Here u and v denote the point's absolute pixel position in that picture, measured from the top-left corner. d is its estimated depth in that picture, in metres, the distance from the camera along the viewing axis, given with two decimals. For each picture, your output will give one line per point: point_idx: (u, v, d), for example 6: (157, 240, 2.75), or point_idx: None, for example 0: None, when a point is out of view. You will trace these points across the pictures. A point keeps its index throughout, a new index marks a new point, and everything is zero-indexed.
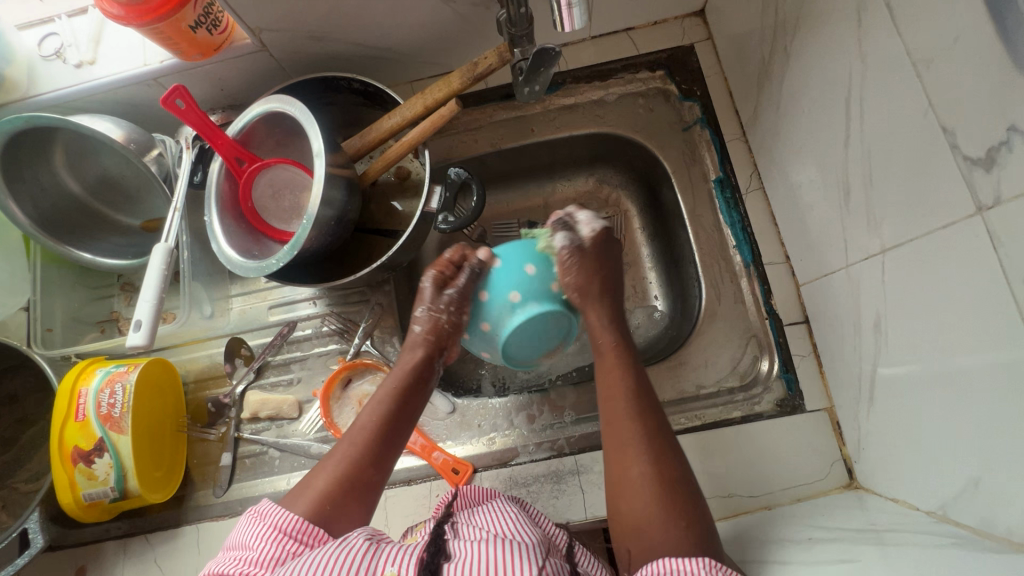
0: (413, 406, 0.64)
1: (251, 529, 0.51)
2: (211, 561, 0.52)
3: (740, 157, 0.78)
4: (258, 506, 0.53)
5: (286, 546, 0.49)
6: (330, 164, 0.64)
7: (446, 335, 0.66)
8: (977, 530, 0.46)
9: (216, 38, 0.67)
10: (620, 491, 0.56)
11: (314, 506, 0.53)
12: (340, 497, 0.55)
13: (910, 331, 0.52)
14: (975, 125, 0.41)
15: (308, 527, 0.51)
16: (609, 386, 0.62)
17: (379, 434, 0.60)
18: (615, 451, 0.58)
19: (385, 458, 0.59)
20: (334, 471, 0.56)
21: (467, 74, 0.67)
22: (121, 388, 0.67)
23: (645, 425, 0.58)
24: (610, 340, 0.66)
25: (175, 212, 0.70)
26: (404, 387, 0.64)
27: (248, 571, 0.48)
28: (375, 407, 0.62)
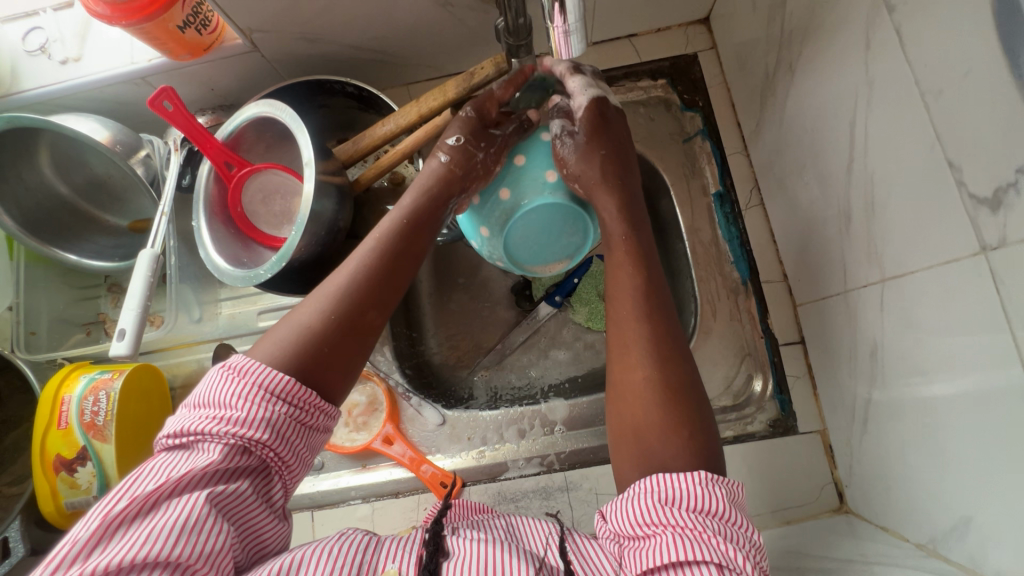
0: (414, 251, 0.60)
1: (227, 386, 0.47)
2: (173, 418, 0.47)
3: (740, 171, 0.76)
4: (231, 361, 0.49)
5: (278, 407, 0.47)
6: (320, 173, 0.63)
7: (467, 164, 0.62)
8: (966, 567, 0.46)
9: (206, 38, 0.65)
10: (621, 376, 0.55)
11: (302, 351, 0.50)
12: (335, 336, 0.52)
13: (908, 362, 0.51)
14: (982, 164, 0.40)
15: (298, 390, 0.48)
16: (619, 287, 0.59)
17: (377, 275, 0.56)
18: (618, 339, 0.57)
19: (384, 299, 0.56)
20: (328, 307, 0.53)
21: (464, 83, 0.65)
22: (105, 396, 0.66)
23: (658, 328, 0.56)
24: (620, 233, 0.61)
25: (162, 216, 0.68)
26: (404, 233, 0.60)
27: (240, 433, 0.45)
28: (371, 249, 0.58)
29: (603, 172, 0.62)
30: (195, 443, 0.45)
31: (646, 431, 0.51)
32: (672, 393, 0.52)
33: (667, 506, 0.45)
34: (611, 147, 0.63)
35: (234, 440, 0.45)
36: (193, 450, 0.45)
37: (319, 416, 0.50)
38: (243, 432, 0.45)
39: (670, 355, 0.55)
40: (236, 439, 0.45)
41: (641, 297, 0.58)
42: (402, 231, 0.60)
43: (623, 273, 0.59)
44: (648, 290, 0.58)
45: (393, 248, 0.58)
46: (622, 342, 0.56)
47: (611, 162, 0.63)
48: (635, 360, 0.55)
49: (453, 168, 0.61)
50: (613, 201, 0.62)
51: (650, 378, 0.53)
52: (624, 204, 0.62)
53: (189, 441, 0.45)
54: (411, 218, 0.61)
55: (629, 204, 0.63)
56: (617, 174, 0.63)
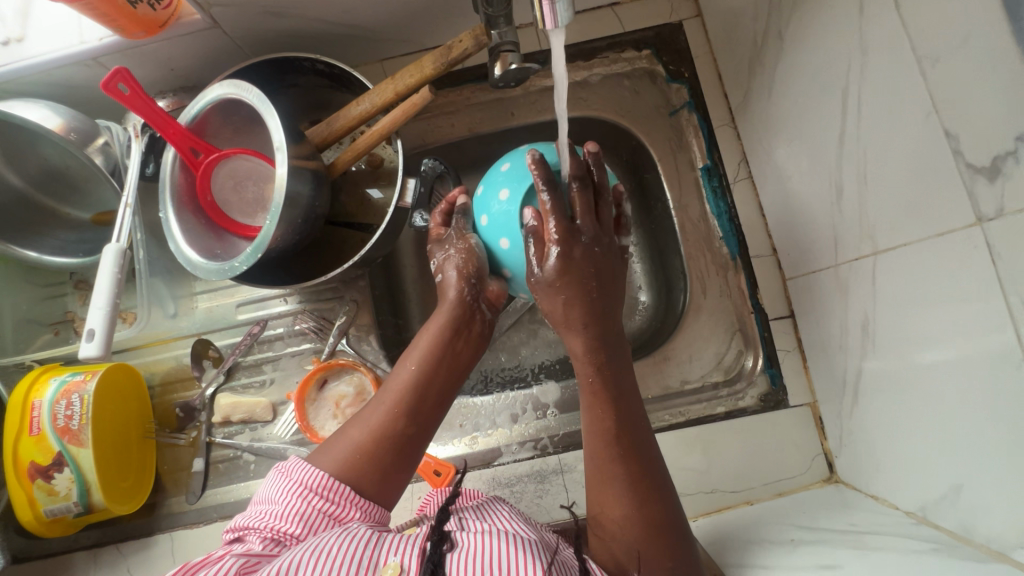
0: (455, 359, 0.61)
1: (277, 484, 0.51)
2: (237, 514, 0.52)
3: (728, 143, 0.75)
4: (284, 463, 0.53)
5: (312, 505, 0.49)
6: (293, 158, 0.60)
7: (474, 266, 0.63)
8: (956, 534, 0.47)
9: (160, 14, 0.60)
10: (597, 501, 0.53)
11: (344, 462, 0.52)
12: (377, 449, 0.54)
13: (900, 333, 0.51)
14: (980, 132, 0.39)
15: (335, 485, 0.50)
16: (590, 427, 0.55)
17: (420, 387, 0.58)
18: (593, 476, 0.54)
19: (424, 414, 0.57)
20: (373, 423, 0.55)
21: (440, 58, 0.62)
22: (79, 399, 0.64)
23: (632, 470, 0.52)
24: (588, 376, 0.57)
25: (126, 207, 0.64)
26: (444, 346, 0.61)
27: (276, 525, 0.48)
28: (414, 360, 0.60)
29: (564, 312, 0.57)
30: (244, 536, 0.49)
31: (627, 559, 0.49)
32: (653, 527, 0.50)
33: None
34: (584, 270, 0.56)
35: (271, 532, 0.48)
36: (241, 543, 0.49)
37: (353, 511, 0.50)
38: (279, 524, 0.48)
39: (649, 491, 0.51)
40: (274, 531, 0.48)
41: (613, 440, 0.53)
42: (442, 340, 0.61)
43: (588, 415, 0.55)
44: (626, 430, 0.54)
45: (434, 359, 0.60)
46: (594, 480, 0.53)
47: (579, 294, 0.56)
48: (610, 500, 0.52)
49: (466, 274, 0.63)
50: (579, 338, 0.57)
51: (630, 518, 0.50)
52: (593, 344, 0.57)
53: (239, 534, 0.49)
54: (449, 325, 0.62)
55: (598, 336, 0.57)
56: (587, 313, 0.56)
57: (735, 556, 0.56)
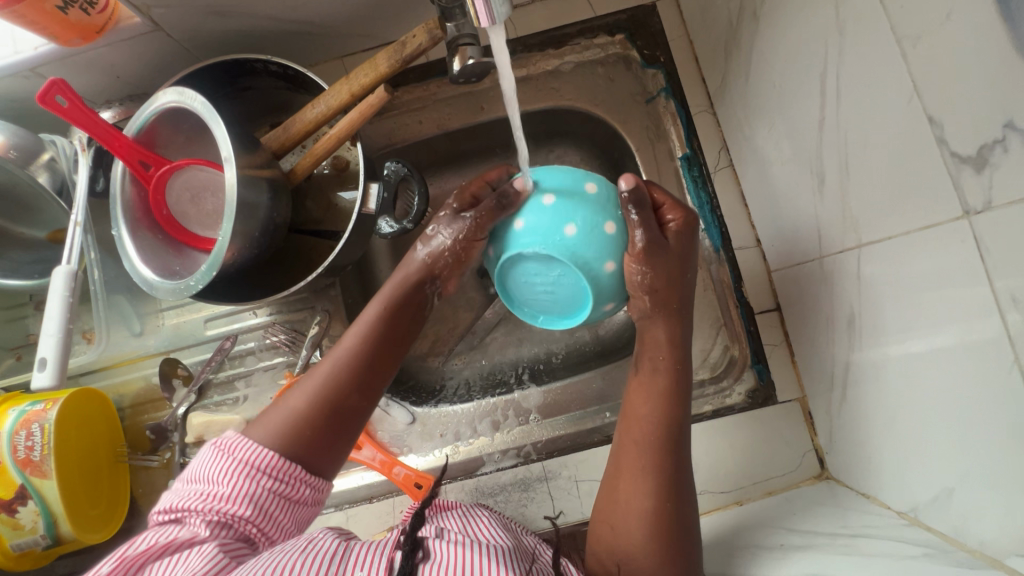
0: (404, 333, 0.58)
1: (216, 463, 0.48)
2: (167, 494, 0.48)
3: (708, 131, 0.71)
4: (224, 438, 0.50)
5: (260, 485, 0.47)
6: (244, 168, 0.56)
7: (438, 264, 0.59)
8: (949, 537, 0.45)
9: (95, 18, 0.56)
10: (621, 484, 0.52)
11: (287, 436, 0.49)
12: (320, 423, 0.51)
13: (887, 328, 0.49)
14: (965, 118, 0.37)
15: (282, 465, 0.48)
16: (641, 407, 0.55)
17: (363, 363, 0.54)
18: (626, 460, 0.53)
19: (372, 386, 0.54)
20: (314, 394, 0.52)
21: (395, 55, 0.58)
22: (39, 429, 0.61)
23: (668, 465, 0.51)
24: (661, 355, 0.56)
25: (76, 226, 0.61)
26: (388, 319, 0.57)
27: (222, 508, 0.45)
28: (358, 333, 0.55)
29: (653, 301, 0.55)
30: (183, 519, 0.46)
31: (633, 551, 0.49)
32: (672, 529, 0.49)
33: None
34: (667, 272, 0.55)
35: (216, 515, 0.45)
36: (181, 525, 0.45)
37: (304, 490, 0.49)
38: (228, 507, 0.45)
39: (681, 490, 0.51)
40: (219, 514, 0.45)
41: (664, 434, 0.52)
42: (388, 313, 0.57)
43: (651, 398, 0.54)
44: (679, 427, 0.53)
45: (381, 334, 0.56)
46: (630, 466, 0.52)
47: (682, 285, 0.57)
48: (636, 489, 0.51)
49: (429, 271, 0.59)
50: (662, 334, 0.56)
51: (653, 515, 0.49)
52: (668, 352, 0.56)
53: (178, 517, 0.46)
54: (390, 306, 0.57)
55: (679, 338, 0.57)
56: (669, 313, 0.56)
57: (722, 564, 0.54)
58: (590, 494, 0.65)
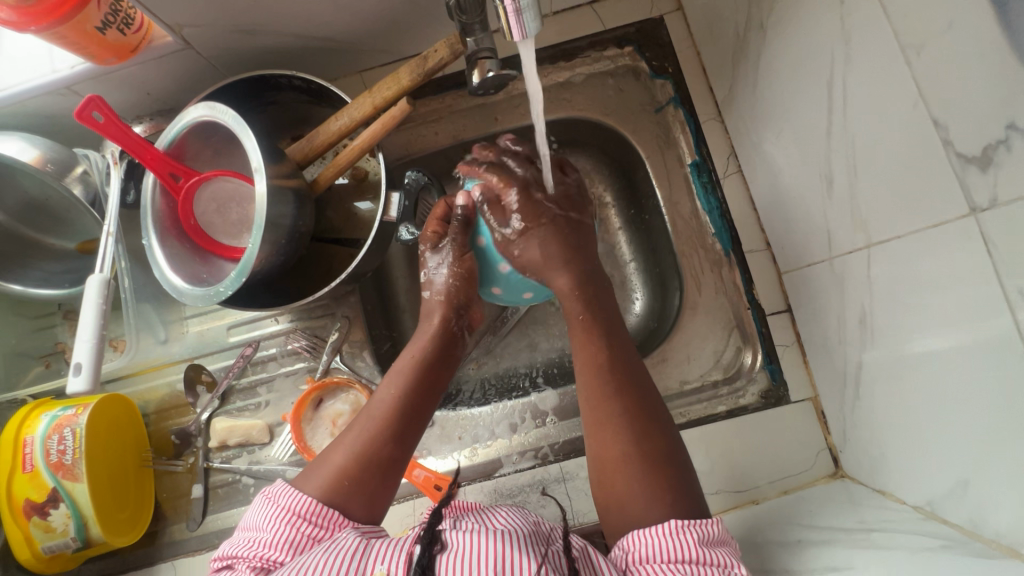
0: (434, 385, 0.60)
1: (263, 511, 0.50)
2: (224, 543, 0.51)
3: (716, 138, 0.73)
4: (271, 488, 0.52)
5: (301, 530, 0.48)
6: (272, 178, 0.59)
7: (461, 296, 0.63)
8: (965, 529, 0.45)
9: (130, 38, 0.59)
10: (596, 450, 0.54)
11: (331, 484, 0.52)
12: (360, 470, 0.53)
13: (897, 326, 0.50)
14: (969, 120, 0.38)
15: (321, 509, 0.49)
16: (585, 363, 0.57)
17: (401, 412, 0.56)
18: (592, 429, 0.55)
19: (410, 436, 0.56)
20: (355, 444, 0.54)
21: (417, 69, 0.61)
22: (71, 433, 0.63)
23: (626, 405, 0.54)
24: (573, 303, 0.60)
25: (109, 236, 0.63)
26: (424, 364, 0.60)
27: (264, 554, 0.47)
28: (397, 383, 0.58)
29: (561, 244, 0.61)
30: (234, 564, 0.48)
31: (635, 507, 0.50)
32: (655, 460, 0.51)
33: (648, 563, 0.46)
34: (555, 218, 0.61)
35: (260, 561, 0.47)
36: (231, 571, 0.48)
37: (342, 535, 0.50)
38: (268, 553, 0.47)
39: (645, 413, 0.54)
40: (261, 560, 0.47)
41: (614, 377, 0.56)
42: (421, 361, 0.60)
43: (585, 346, 0.58)
44: (622, 365, 0.57)
45: (420, 375, 0.59)
46: (594, 430, 0.54)
47: (557, 232, 0.61)
48: (612, 440, 0.53)
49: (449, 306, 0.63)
50: (567, 282, 0.60)
51: (626, 460, 0.52)
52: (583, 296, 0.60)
53: (229, 563, 0.49)
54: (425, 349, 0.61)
55: (582, 277, 0.60)
56: (563, 250, 0.60)
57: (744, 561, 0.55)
58: None
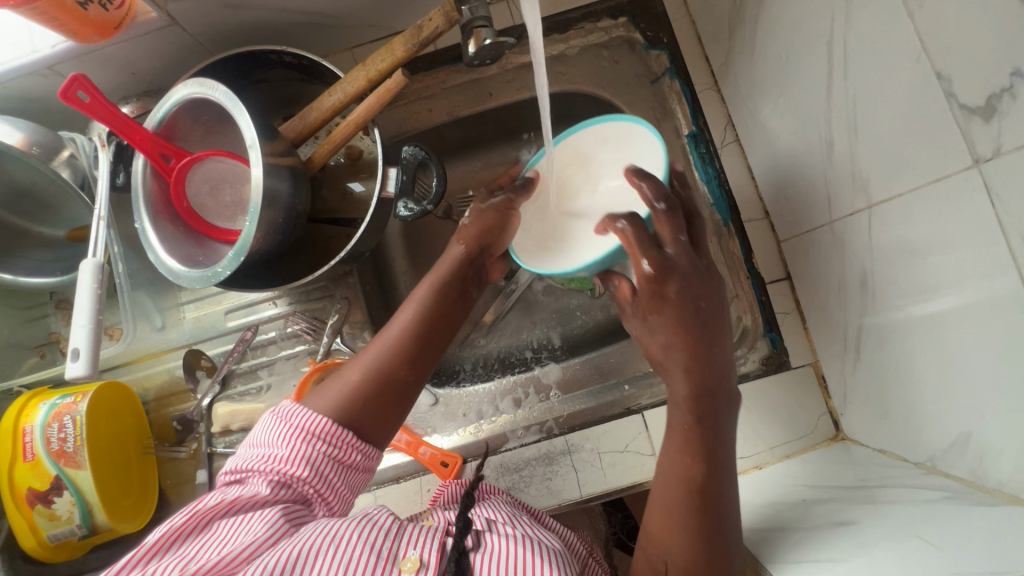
0: (444, 333, 0.58)
1: (276, 428, 0.51)
2: (232, 457, 0.52)
3: (712, 108, 0.73)
4: (281, 407, 0.53)
5: (316, 449, 0.49)
6: (268, 155, 0.57)
7: (486, 244, 0.63)
8: (967, 481, 0.47)
9: (114, 14, 0.57)
10: (657, 525, 0.51)
11: (341, 404, 0.51)
12: (370, 397, 0.52)
13: (899, 285, 0.51)
14: (973, 71, 0.39)
15: (337, 431, 0.50)
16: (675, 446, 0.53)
17: (414, 343, 0.55)
18: (660, 508, 0.51)
19: (424, 362, 0.56)
20: (367, 364, 0.54)
21: (412, 39, 0.60)
22: (71, 421, 0.62)
23: (703, 508, 0.50)
24: (683, 410, 0.54)
25: (99, 220, 0.62)
26: (438, 310, 0.58)
27: (280, 469, 0.48)
28: (411, 311, 0.58)
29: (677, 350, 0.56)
30: (246, 480, 0.49)
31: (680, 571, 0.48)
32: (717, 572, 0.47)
33: None
34: (681, 300, 0.57)
35: (275, 476, 0.48)
36: (244, 486, 0.49)
37: (355, 455, 0.51)
38: (285, 468, 0.48)
39: (717, 512, 0.50)
40: (278, 474, 0.48)
41: (699, 482, 0.51)
42: (433, 310, 0.58)
43: (677, 435, 0.54)
44: (715, 465, 0.51)
45: (430, 314, 0.57)
46: (668, 507, 0.51)
47: (683, 326, 0.57)
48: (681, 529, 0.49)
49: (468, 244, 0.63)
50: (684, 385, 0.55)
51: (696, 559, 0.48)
52: (698, 388, 0.54)
53: (241, 479, 0.49)
54: (437, 298, 0.59)
55: (704, 377, 0.55)
56: (685, 341, 0.56)
57: (751, 523, 0.56)
58: (613, 464, 0.66)
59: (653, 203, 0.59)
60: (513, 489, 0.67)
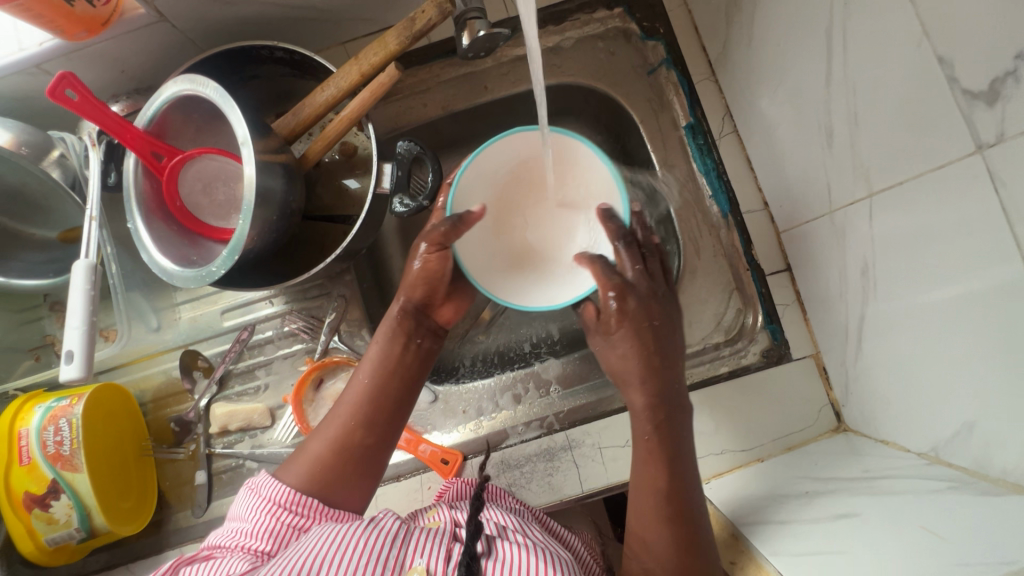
0: (404, 386, 0.60)
1: (247, 502, 0.52)
2: (211, 535, 0.53)
3: (710, 98, 0.72)
4: (255, 480, 0.54)
5: (281, 520, 0.50)
6: (260, 152, 0.56)
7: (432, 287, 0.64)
8: (971, 470, 0.46)
9: (100, 11, 0.56)
10: (640, 551, 0.52)
11: (310, 477, 0.53)
12: (331, 467, 0.54)
13: (900, 274, 0.50)
14: (976, 55, 0.38)
15: (301, 499, 0.51)
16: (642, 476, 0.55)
17: (374, 399, 0.57)
18: (637, 530, 0.53)
19: (379, 423, 0.57)
20: (331, 436, 0.55)
21: (405, 32, 0.59)
22: (67, 424, 0.61)
23: (677, 532, 0.51)
24: (644, 432, 0.56)
25: (91, 221, 0.61)
26: (393, 361, 0.60)
27: (246, 543, 0.49)
28: (366, 371, 0.59)
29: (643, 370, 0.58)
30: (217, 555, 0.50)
31: None
32: None
33: None
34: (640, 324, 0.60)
35: (243, 550, 0.48)
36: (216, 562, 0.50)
37: (321, 523, 0.51)
38: (249, 543, 0.49)
39: (686, 524, 0.52)
40: (245, 550, 0.49)
41: (673, 504, 0.52)
42: (387, 361, 0.60)
43: (646, 465, 0.54)
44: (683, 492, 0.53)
45: (384, 364, 0.59)
46: (643, 534, 0.52)
47: (642, 345, 0.59)
48: (659, 560, 0.50)
49: (410, 298, 0.63)
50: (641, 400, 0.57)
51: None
52: (655, 400, 0.57)
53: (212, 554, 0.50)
54: (391, 351, 0.60)
55: (661, 399, 0.57)
56: (643, 363, 0.58)
57: (753, 516, 0.55)
58: (614, 459, 0.66)
59: (613, 243, 0.62)
60: (514, 486, 0.67)
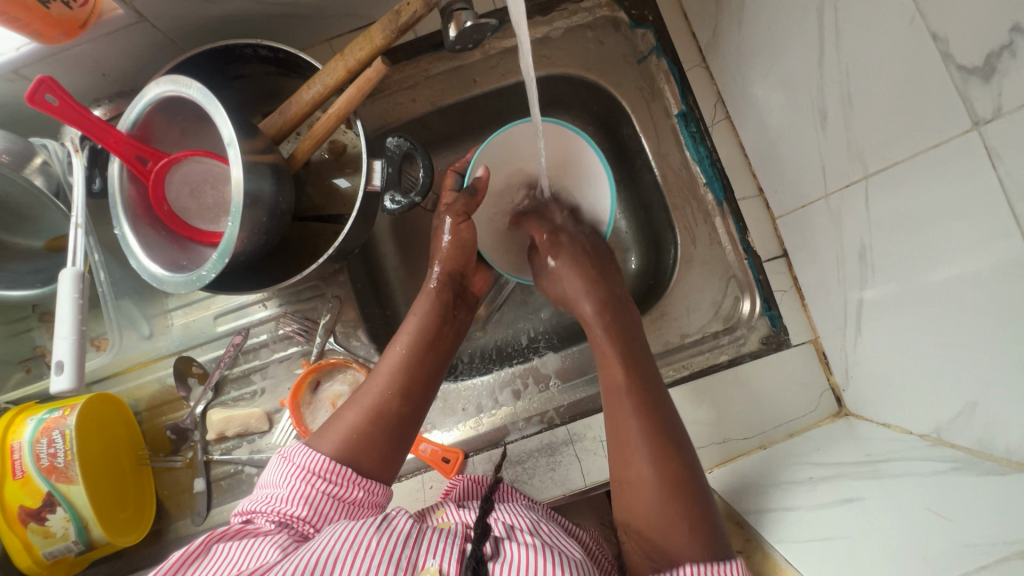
0: (438, 360, 0.62)
1: (281, 469, 0.52)
2: (244, 500, 0.53)
3: (701, 85, 0.72)
4: (287, 448, 0.54)
5: (316, 487, 0.50)
6: (247, 152, 0.55)
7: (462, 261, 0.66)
8: (974, 451, 0.46)
9: (78, 12, 0.54)
10: (637, 508, 0.52)
11: (346, 440, 0.54)
12: (368, 432, 0.55)
13: (898, 256, 0.50)
14: (971, 30, 0.38)
15: (335, 466, 0.51)
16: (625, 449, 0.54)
17: (411, 367, 0.59)
18: (631, 494, 0.52)
19: (415, 391, 0.58)
20: (369, 400, 0.56)
21: (391, 25, 0.58)
22: (60, 436, 0.60)
23: (678, 483, 0.51)
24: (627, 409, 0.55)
25: (77, 228, 0.60)
26: (429, 332, 0.62)
27: (282, 509, 0.49)
28: (403, 342, 0.61)
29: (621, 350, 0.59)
30: (253, 519, 0.50)
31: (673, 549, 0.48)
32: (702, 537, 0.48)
33: None
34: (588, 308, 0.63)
35: (279, 516, 0.49)
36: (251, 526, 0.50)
37: (357, 490, 0.52)
38: (285, 509, 0.49)
39: (690, 476, 0.52)
40: (280, 515, 0.49)
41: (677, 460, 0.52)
42: (424, 333, 0.62)
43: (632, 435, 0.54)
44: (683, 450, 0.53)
45: (422, 334, 0.61)
46: (637, 495, 0.52)
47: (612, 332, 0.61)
48: (666, 510, 0.50)
49: (451, 271, 0.66)
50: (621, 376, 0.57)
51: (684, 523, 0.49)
52: (640, 378, 0.57)
53: (248, 519, 0.51)
54: (426, 322, 0.62)
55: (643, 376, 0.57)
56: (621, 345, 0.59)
57: (757, 504, 0.55)
58: None
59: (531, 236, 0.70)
60: (517, 482, 0.66)
